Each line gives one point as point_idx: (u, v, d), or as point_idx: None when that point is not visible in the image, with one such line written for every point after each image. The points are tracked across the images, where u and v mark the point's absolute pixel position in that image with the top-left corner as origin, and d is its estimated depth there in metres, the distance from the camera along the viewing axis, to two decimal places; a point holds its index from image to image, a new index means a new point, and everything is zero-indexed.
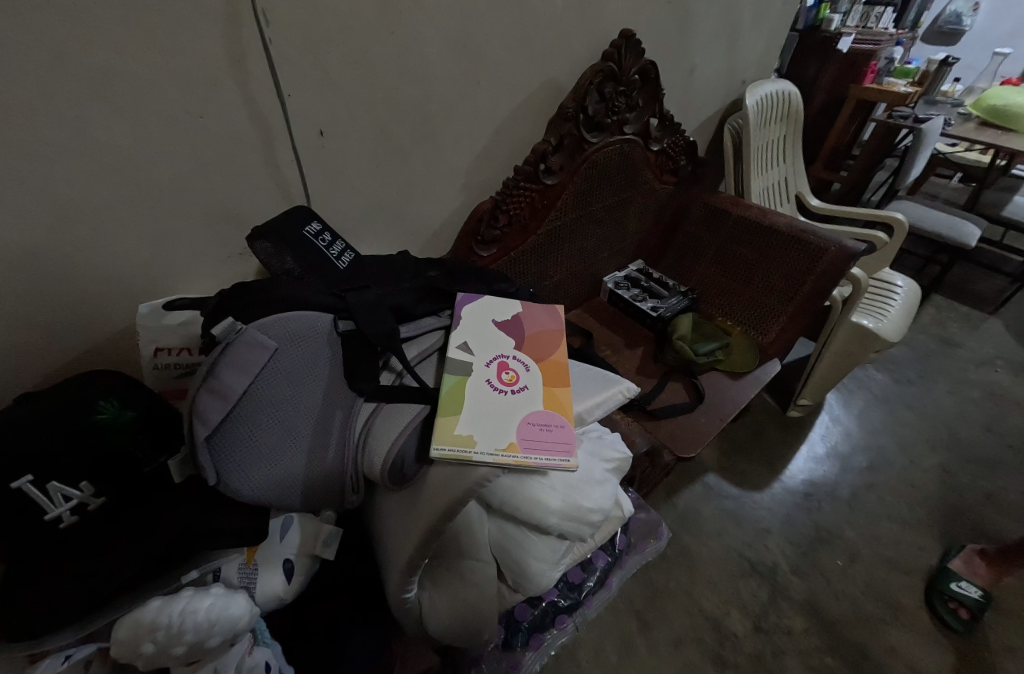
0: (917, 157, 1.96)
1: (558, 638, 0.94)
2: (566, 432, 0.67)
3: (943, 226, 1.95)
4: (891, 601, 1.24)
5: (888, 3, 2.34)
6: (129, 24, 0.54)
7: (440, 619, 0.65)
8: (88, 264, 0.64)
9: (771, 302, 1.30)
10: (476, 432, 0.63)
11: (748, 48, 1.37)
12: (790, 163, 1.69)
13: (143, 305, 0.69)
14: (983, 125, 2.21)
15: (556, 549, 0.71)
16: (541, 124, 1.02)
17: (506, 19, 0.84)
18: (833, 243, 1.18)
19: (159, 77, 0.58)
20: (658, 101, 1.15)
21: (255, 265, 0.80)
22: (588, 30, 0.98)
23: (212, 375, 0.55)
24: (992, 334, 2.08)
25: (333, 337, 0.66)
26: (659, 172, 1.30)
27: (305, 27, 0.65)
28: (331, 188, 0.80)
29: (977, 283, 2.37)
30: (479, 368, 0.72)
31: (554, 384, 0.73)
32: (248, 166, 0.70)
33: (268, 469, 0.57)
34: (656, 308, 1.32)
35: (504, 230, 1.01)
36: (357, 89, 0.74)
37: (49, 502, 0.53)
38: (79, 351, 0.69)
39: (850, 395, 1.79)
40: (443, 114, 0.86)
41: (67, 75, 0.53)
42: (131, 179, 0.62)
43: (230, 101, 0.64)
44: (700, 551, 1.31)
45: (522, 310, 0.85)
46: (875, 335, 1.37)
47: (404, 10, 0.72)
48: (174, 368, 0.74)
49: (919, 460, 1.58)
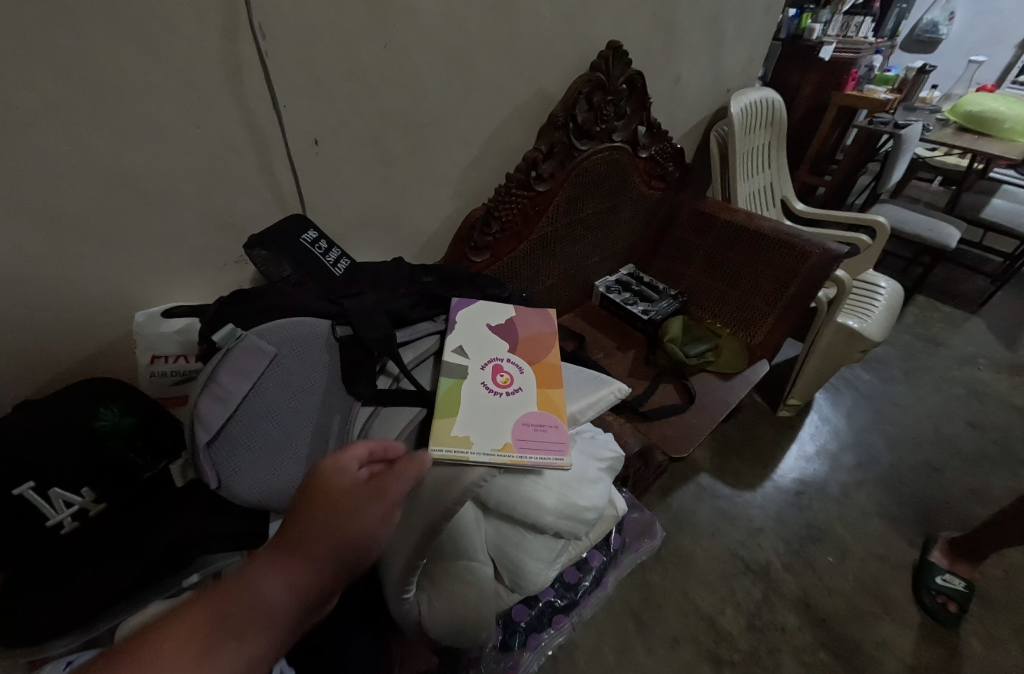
0: (897, 163, 2.01)
1: (555, 637, 0.96)
2: (560, 432, 0.69)
3: (925, 228, 2.00)
4: (882, 596, 1.27)
5: (867, 13, 2.39)
6: (125, 38, 0.55)
7: (438, 620, 0.66)
8: (84, 272, 0.65)
9: (760, 303, 1.33)
10: (472, 433, 0.65)
11: (732, 57, 1.40)
12: (774, 167, 1.72)
13: (140, 315, 0.70)
14: (960, 131, 2.27)
15: (552, 548, 0.72)
16: (531, 132, 1.05)
17: (497, 32, 0.86)
18: (817, 246, 1.22)
19: (158, 90, 0.59)
20: (645, 109, 1.18)
21: (250, 273, 0.81)
22: (576, 41, 1.00)
23: (212, 379, 0.56)
24: (974, 333, 2.13)
25: (331, 342, 0.67)
26: (649, 178, 1.33)
27: (300, 42, 0.67)
28: (326, 198, 0.82)
29: (959, 283, 2.43)
30: (474, 371, 0.74)
31: (547, 385, 0.75)
32: (244, 177, 0.71)
33: (270, 470, 0.59)
34: (647, 311, 1.34)
35: (496, 237, 1.03)
36: (351, 100, 0.76)
37: (52, 508, 0.55)
38: (74, 362, 0.69)
39: (838, 394, 1.82)
40: (436, 123, 0.87)
41: (61, 86, 0.54)
42: (126, 188, 0.63)
43: (228, 112, 0.66)
44: (693, 550, 1.33)
45: (515, 313, 0.86)
46: (860, 335, 1.40)
47: (395, 25, 0.74)
48: (171, 375, 0.75)
49: (905, 458, 1.61)
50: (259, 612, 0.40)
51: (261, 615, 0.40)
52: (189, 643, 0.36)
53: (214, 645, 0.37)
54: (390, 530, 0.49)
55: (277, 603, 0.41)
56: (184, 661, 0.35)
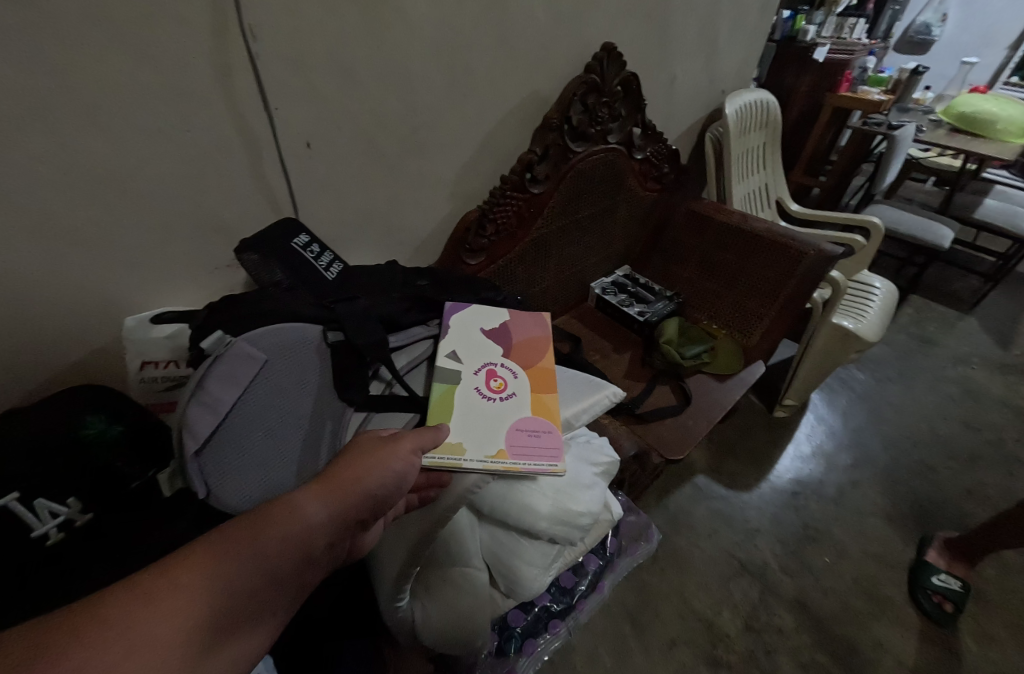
0: (891, 164, 2.01)
1: (551, 642, 0.95)
2: (554, 438, 0.68)
3: (919, 228, 2.00)
4: (879, 596, 1.27)
5: (860, 15, 2.40)
6: (114, 41, 0.54)
7: (432, 626, 0.67)
8: (72, 277, 0.64)
9: (755, 304, 1.33)
10: (465, 440, 0.65)
11: (726, 59, 1.41)
12: (769, 169, 1.73)
13: (129, 319, 0.69)
14: (953, 132, 2.28)
15: (547, 554, 0.71)
16: (526, 135, 1.04)
17: (491, 34, 0.86)
18: (812, 247, 1.22)
19: (147, 92, 0.59)
20: (640, 111, 1.18)
21: (243, 277, 0.80)
22: (571, 43, 1.00)
23: (200, 387, 0.56)
24: (968, 333, 2.14)
25: (322, 348, 0.66)
26: (644, 179, 1.33)
27: (292, 44, 0.66)
28: (320, 201, 0.81)
29: (953, 282, 2.44)
30: (467, 376, 0.73)
31: (541, 390, 0.74)
32: (236, 181, 0.71)
33: (260, 478, 0.57)
34: (643, 313, 1.34)
35: (491, 240, 1.03)
36: (342, 100, 0.75)
37: (36, 518, 0.54)
38: (63, 367, 0.68)
39: (833, 394, 1.83)
40: (430, 126, 0.87)
41: (48, 89, 0.53)
42: (117, 193, 0.62)
43: (219, 115, 0.65)
44: (691, 552, 1.33)
45: (510, 317, 0.86)
46: (855, 336, 1.40)
47: (388, 26, 0.73)
48: (162, 380, 0.74)
49: (901, 457, 1.61)
50: (300, 541, 0.40)
51: (305, 540, 0.41)
52: (242, 556, 0.37)
53: (263, 560, 0.38)
54: (416, 474, 0.50)
55: (317, 532, 0.41)
56: (237, 574, 0.36)
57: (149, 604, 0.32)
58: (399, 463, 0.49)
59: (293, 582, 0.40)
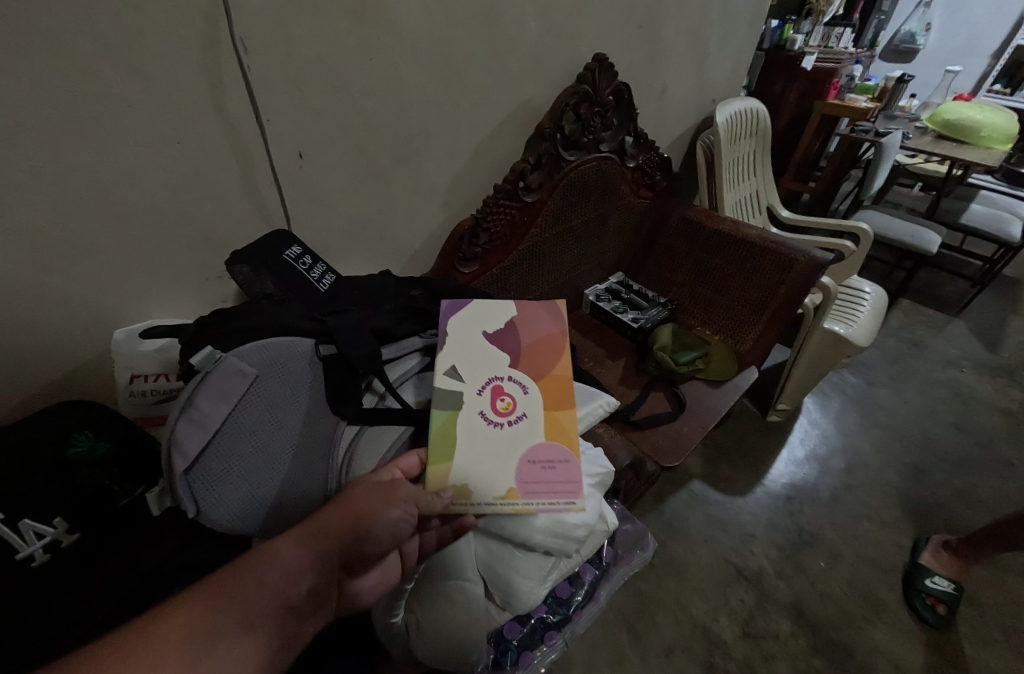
0: (879, 170, 2.04)
1: (547, 655, 0.94)
2: (571, 469, 0.66)
3: (907, 234, 2.03)
4: (874, 600, 1.27)
5: (846, 24, 2.45)
6: (101, 53, 0.54)
7: (428, 639, 0.69)
8: (58, 292, 0.63)
9: (747, 312, 1.33)
10: (471, 480, 0.64)
11: (717, 68, 1.42)
12: (760, 175, 1.74)
13: (119, 332, 0.69)
14: (940, 138, 2.32)
15: (543, 566, 0.71)
16: (519, 144, 1.05)
17: (484, 45, 0.86)
18: (801, 254, 1.23)
19: (135, 104, 0.58)
20: (632, 120, 1.19)
21: (234, 289, 0.80)
22: (564, 53, 1.01)
23: (190, 404, 0.55)
24: (957, 336, 2.17)
25: (314, 361, 0.65)
26: (637, 187, 1.34)
27: (282, 55, 0.66)
28: (312, 212, 0.80)
29: (942, 286, 2.47)
30: (471, 399, 0.70)
31: (554, 407, 0.70)
32: (226, 193, 0.70)
33: (249, 495, 0.57)
34: (636, 319, 1.34)
35: (485, 248, 1.03)
36: (333, 111, 0.74)
37: (22, 540, 0.54)
38: (47, 383, 0.67)
39: (826, 398, 1.84)
40: (422, 136, 0.87)
41: (33, 102, 0.52)
42: (103, 205, 0.61)
43: (208, 127, 0.64)
44: (687, 559, 1.33)
45: (517, 312, 0.79)
46: (846, 341, 1.41)
47: (381, 37, 0.74)
48: (151, 395, 0.74)
49: (893, 460, 1.63)
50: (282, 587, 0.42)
51: (293, 596, 0.42)
52: (226, 614, 0.39)
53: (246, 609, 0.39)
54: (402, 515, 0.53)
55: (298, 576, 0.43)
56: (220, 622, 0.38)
57: (130, 661, 0.34)
58: (393, 510, 0.52)
59: (277, 633, 0.41)
